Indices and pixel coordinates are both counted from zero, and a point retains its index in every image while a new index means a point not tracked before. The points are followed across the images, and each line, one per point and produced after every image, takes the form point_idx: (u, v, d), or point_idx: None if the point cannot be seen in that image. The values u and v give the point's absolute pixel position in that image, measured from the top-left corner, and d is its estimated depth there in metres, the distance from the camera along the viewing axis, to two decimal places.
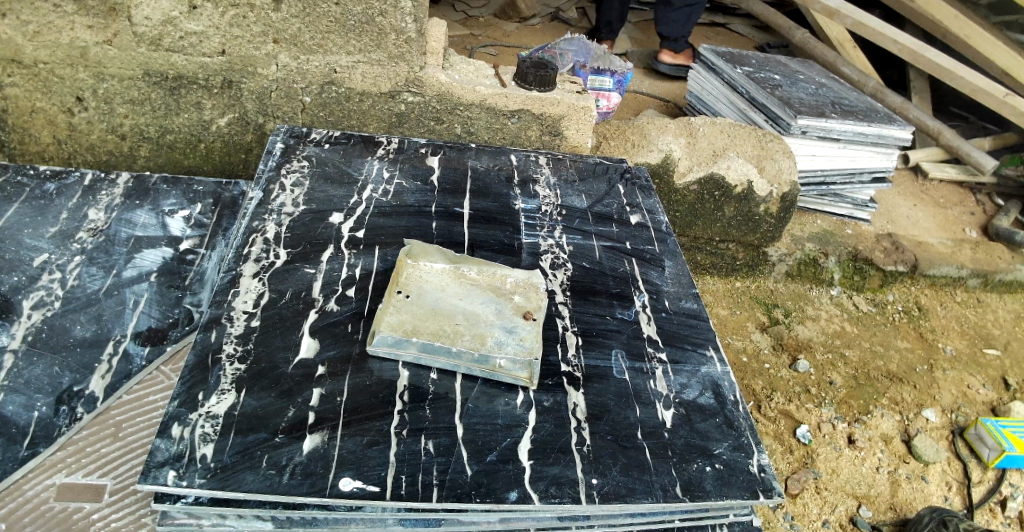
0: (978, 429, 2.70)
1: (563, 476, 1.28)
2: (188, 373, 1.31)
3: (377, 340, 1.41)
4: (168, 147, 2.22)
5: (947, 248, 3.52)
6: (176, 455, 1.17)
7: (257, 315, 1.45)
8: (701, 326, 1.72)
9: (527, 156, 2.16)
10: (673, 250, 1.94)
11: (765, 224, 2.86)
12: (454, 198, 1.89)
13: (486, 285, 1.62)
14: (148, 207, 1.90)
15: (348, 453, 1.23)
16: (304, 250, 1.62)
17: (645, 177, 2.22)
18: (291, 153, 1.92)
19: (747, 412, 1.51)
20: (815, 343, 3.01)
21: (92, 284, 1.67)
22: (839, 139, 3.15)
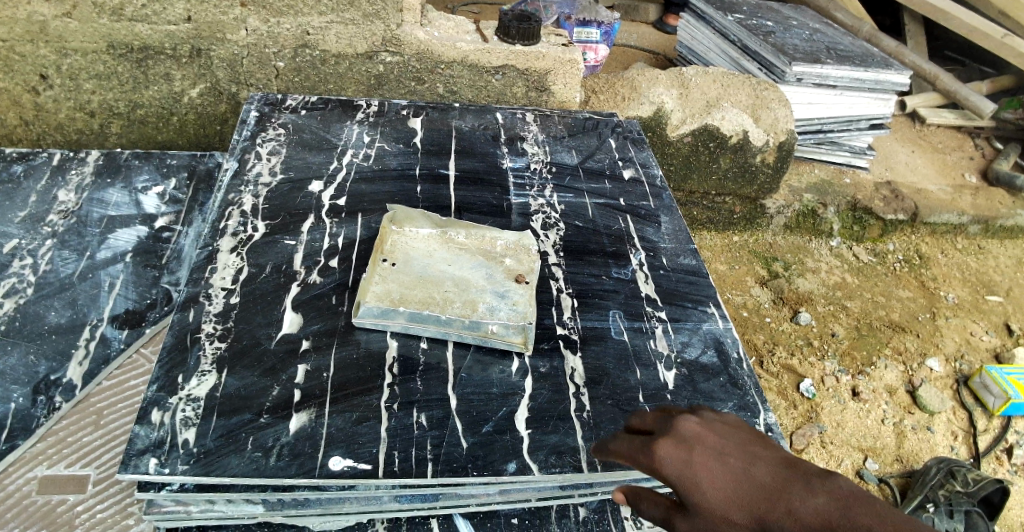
0: (983, 377, 2.68)
1: (563, 444, 1.24)
2: (166, 354, 1.25)
3: (363, 311, 1.36)
4: (139, 122, 2.12)
5: (947, 195, 3.45)
6: (157, 442, 1.13)
7: (236, 291, 1.38)
8: (701, 282, 1.66)
9: (514, 113, 2.07)
10: (669, 204, 1.87)
11: (761, 175, 2.79)
12: (439, 160, 1.81)
13: (475, 249, 1.56)
14: (120, 185, 1.82)
15: (337, 431, 1.19)
16: (284, 220, 1.55)
17: (636, 131, 2.13)
18: (266, 121, 1.81)
19: (751, 369, 1.47)
20: (816, 296, 2.95)
21: (65, 267, 1.60)
22: (835, 86, 3.06)
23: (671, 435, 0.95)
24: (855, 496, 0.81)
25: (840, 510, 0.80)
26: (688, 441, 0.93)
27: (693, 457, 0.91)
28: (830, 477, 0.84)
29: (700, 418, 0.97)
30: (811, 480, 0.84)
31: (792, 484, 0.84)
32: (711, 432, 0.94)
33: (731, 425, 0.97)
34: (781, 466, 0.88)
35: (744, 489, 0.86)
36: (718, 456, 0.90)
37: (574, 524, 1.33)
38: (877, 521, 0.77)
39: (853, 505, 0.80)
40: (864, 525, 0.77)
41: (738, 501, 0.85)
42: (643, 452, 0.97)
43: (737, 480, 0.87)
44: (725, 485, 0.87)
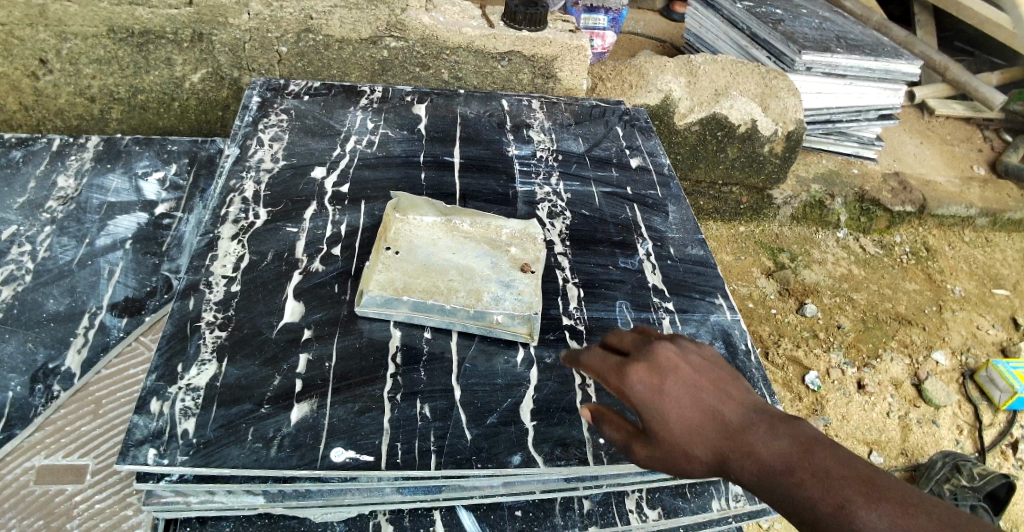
0: (989, 371, 2.65)
1: (569, 436, 1.23)
2: (165, 343, 1.23)
3: (366, 301, 1.34)
4: (139, 108, 2.09)
5: (955, 187, 3.42)
6: (156, 432, 1.11)
7: (237, 279, 1.36)
8: (708, 273, 1.64)
9: (519, 100, 2.03)
10: (677, 194, 1.84)
11: (769, 165, 2.75)
12: (443, 147, 1.78)
13: (480, 238, 1.53)
14: (120, 171, 1.79)
15: (339, 422, 1.17)
16: (286, 207, 1.52)
17: (644, 119, 2.09)
18: (269, 107, 1.78)
19: (759, 362, 1.46)
20: (822, 287, 2.92)
21: (64, 255, 1.58)
22: (844, 75, 3.01)
23: (646, 361, 1.00)
24: (816, 441, 0.88)
25: (800, 452, 0.86)
26: (661, 369, 0.98)
27: (663, 386, 0.96)
28: (795, 423, 0.90)
29: (676, 347, 1.02)
30: (777, 424, 0.91)
31: (757, 427, 0.91)
32: (685, 364, 0.99)
33: (704, 357, 1.01)
34: (748, 407, 0.94)
35: (709, 425, 0.92)
36: (688, 388, 0.95)
37: (578, 517, 1.31)
38: (835, 466, 0.83)
39: (813, 449, 0.86)
40: (821, 468, 0.84)
41: (702, 435, 0.92)
42: (615, 374, 1.01)
43: (705, 415, 0.93)
44: (692, 418, 0.93)
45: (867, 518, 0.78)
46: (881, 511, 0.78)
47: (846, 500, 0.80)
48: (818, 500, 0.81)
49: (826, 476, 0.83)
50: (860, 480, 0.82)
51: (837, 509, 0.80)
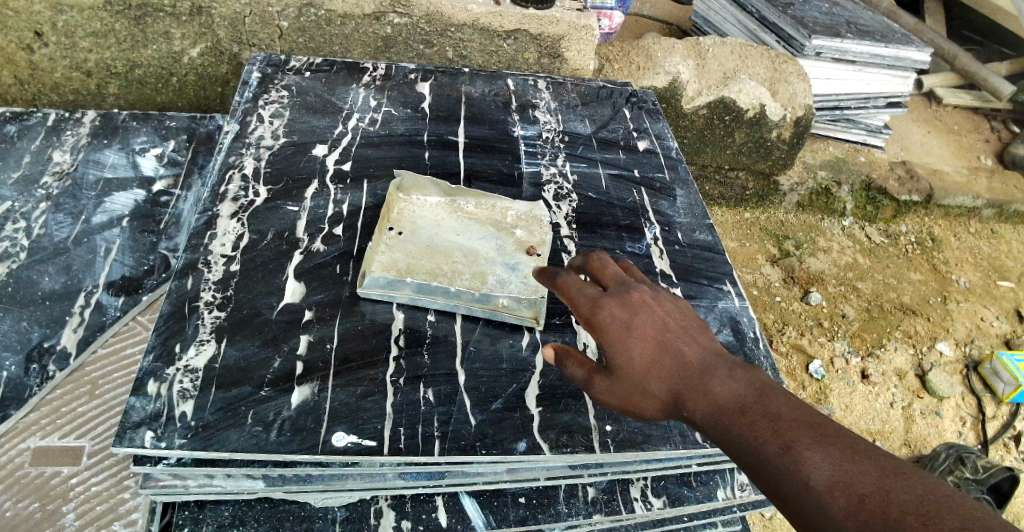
0: (993, 363, 2.64)
1: (575, 423, 1.22)
2: (163, 323, 1.20)
3: (368, 282, 1.31)
4: (137, 82, 2.05)
5: (962, 177, 3.38)
6: (153, 415, 1.08)
7: (236, 259, 1.33)
8: (716, 259, 1.63)
9: (525, 80, 1.95)
10: (685, 178, 1.81)
11: (777, 151, 2.72)
12: (448, 126, 1.73)
13: (485, 219, 1.50)
14: (117, 146, 1.74)
15: (340, 407, 1.15)
16: (287, 185, 1.48)
17: (652, 101, 2.04)
18: (269, 83, 1.71)
19: (767, 350, 1.48)
20: (828, 276, 2.88)
21: (59, 232, 1.54)
22: (854, 61, 2.96)
23: (619, 297, 1.01)
24: (771, 388, 0.90)
25: (755, 396, 0.89)
26: (633, 306, 0.99)
27: (632, 321, 0.97)
28: (754, 372, 0.93)
29: (652, 289, 1.03)
30: (736, 370, 0.93)
31: (717, 370, 0.93)
32: (658, 305, 1.00)
33: (678, 303, 1.03)
34: (711, 351, 0.96)
35: (671, 363, 0.94)
36: (656, 327, 0.97)
37: (582, 504, 1.29)
38: (787, 411, 0.86)
39: (768, 395, 0.89)
40: (773, 411, 0.86)
41: (662, 372, 0.94)
42: (586, 306, 1.02)
43: (668, 353, 0.95)
44: (655, 355, 0.95)
45: (810, 456, 0.80)
46: (824, 450, 0.80)
47: (792, 439, 0.82)
48: (764, 438, 0.84)
49: (776, 418, 0.85)
50: (808, 424, 0.84)
51: (781, 447, 0.82)
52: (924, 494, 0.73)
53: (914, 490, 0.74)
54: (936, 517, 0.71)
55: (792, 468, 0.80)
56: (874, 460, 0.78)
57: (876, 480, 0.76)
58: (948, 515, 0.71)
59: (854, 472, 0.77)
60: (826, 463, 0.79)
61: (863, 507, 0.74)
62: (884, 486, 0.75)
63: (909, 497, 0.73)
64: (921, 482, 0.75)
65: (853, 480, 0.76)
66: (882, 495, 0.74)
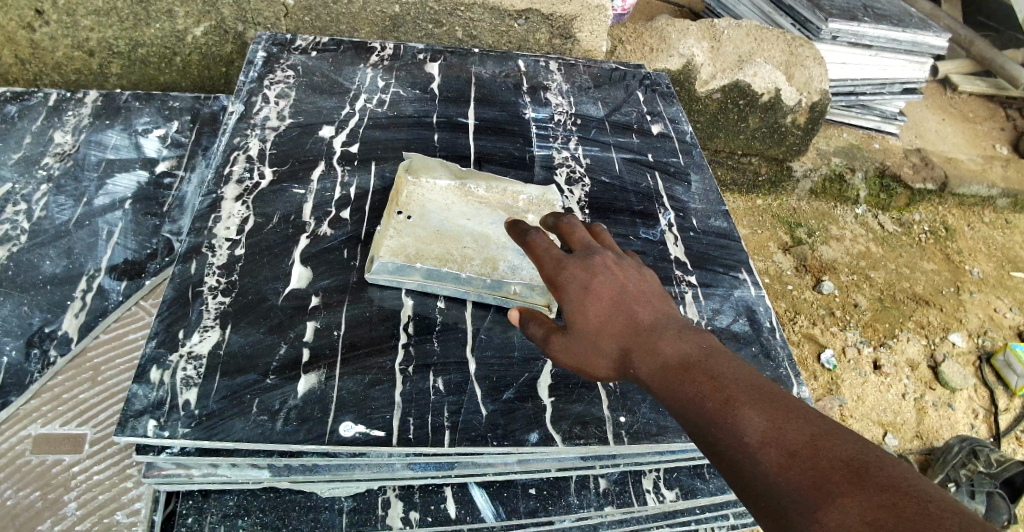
0: (1007, 355, 2.59)
1: (588, 414, 1.19)
2: (166, 308, 1.17)
3: (377, 268, 1.27)
4: (140, 62, 2.00)
5: (977, 165, 3.31)
6: (156, 403, 1.06)
7: (241, 242, 1.29)
8: (732, 246, 1.59)
9: (536, 60, 1.90)
10: (700, 163, 1.76)
11: (791, 137, 2.66)
12: (457, 107, 1.69)
13: (495, 204, 1.47)
14: (120, 127, 1.70)
15: (348, 395, 1.12)
16: (293, 168, 1.44)
17: (666, 83, 1.98)
18: (275, 62, 1.67)
19: (784, 340, 1.44)
20: (840, 264, 2.83)
21: (61, 215, 1.51)
22: (871, 46, 2.89)
23: (583, 259, 1.02)
24: (717, 351, 0.92)
25: (701, 357, 0.90)
26: (595, 268, 1.00)
27: (593, 282, 0.98)
28: (703, 337, 0.94)
29: (616, 255, 1.04)
30: (686, 333, 0.94)
31: (668, 332, 0.94)
32: (619, 269, 1.01)
33: (640, 270, 1.04)
34: (665, 315, 0.98)
35: (625, 324, 0.96)
36: (615, 290, 0.98)
37: (594, 496, 1.27)
38: (729, 371, 0.88)
39: (714, 358, 0.90)
40: (716, 372, 0.88)
41: (614, 332, 0.96)
42: (549, 265, 1.03)
43: (622, 314, 0.96)
44: (611, 316, 0.96)
45: (747, 414, 0.82)
46: (759, 409, 0.82)
47: (732, 397, 0.84)
48: (704, 395, 0.86)
49: (719, 379, 0.87)
50: (748, 385, 0.85)
51: (721, 404, 0.84)
52: (852, 452, 0.75)
53: (843, 448, 0.76)
54: (863, 472, 0.72)
55: (728, 424, 0.82)
56: (807, 419, 0.80)
57: (808, 437, 0.77)
58: (874, 470, 0.73)
59: (788, 429, 0.79)
60: (762, 421, 0.80)
61: (793, 461, 0.76)
62: (814, 442, 0.77)
63: (837, 454, 0.75)
64: (850, 441, 0.77)
65: (785, 437, 0.78)
66: (813, 450, 0.76)
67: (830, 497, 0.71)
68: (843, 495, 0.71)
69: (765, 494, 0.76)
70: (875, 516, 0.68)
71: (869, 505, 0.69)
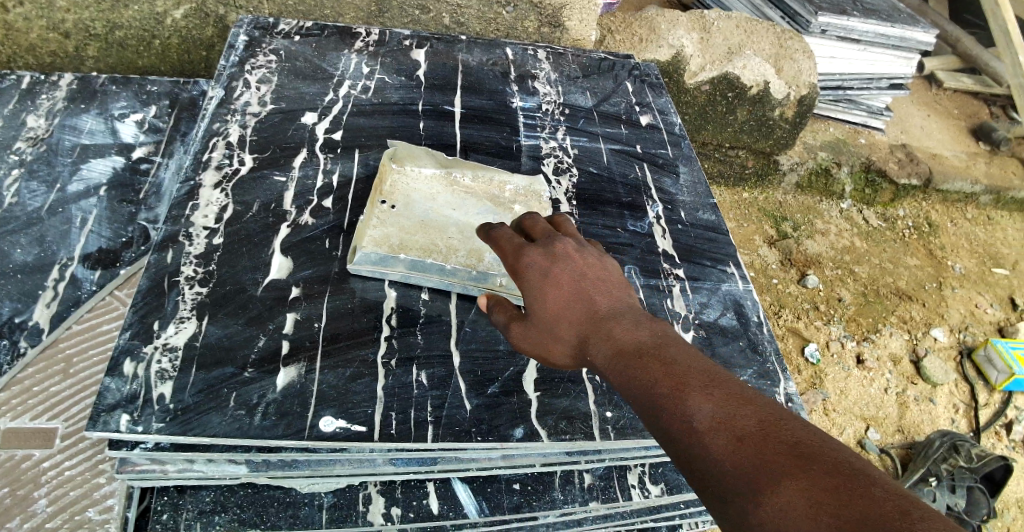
0: (988, 351, 2.62)
1: (574, 409, 1.18)
2: (140, 299, 1.14)
3: (359, 258, 1.24)
4: (118, 45, 1.94)
5: (961, 162, 3.32)
6: (129, 397, 1.02)
7: (220, 231, 1.26)
8: (720, 240, 1.58)
9: (524, 49, 1.86)
10: (688, 155, 1.75)
11: (778, 130, 2.65)
12: (444, 95, 1.65)
13: (482, 194, 1.44)
14: (95, 111, 1.65)
15: (328, 389, 1.10)
16: (274, 155, 1.41)
17: (655, 74, 1.96)
18: (256, 46, 1.62)
19: (771, 334, 1.43)
20: (825, 258, 2.83)
21: (32, 201, 1.47)
22: (859, 41, 2.88)
23: (546, 247, 1.02)
24: (673, 340, 0.91)
25: (655, 344, 0.89)
26: (556, 256, 1.00)
27: (553, 270, 0.99)
28: (659, 326, 0.93)
29: (579, 245, 1.04)
30: (643, 321, 0.93)
31: (624, 319, 0.93)
32: (580, 257, 1.01)
33: (603, 259, 1.04)
34: (624, 304, 0.97)
35: (583, 312, 0.96)
36: (575, 278, 0.98)
37: (578, 491, 1.25)
38: (682, 357, 0.87)
39: (669, 345, 0.89)
40: (670, 358, 0.87)
41: (573, 318, 0.95)
42: (512, 254, 1.04)
43: (580, 301, 0.96)
44: (569, 303, 0.96)
45: (696, 398, 0.80)
46: (709, 394, 0.80)
47: (683, 382, 0.82)
48: (656, 380, 0.84)
49: (671, 364, 0.85)
50: (700, 372, 0.84)
51: (672, 388, 0.82)
52: (799, 437, 0.73)
53: (791, 434, 0.74)
54: (809, 456, 0.71)
55: (677, 408, 0.80)
56: (757, 406, 0.78)
57: (756, 422, 0.76)
58: (820, 454, 0.71)
59: (736, 414, 0.77)
60: (711, 405, 0.79)
61: (740, 445, 0.74)
62: (762, 426, 0.75)
63: (784, 438, 0.73)
64: (798, 427, 0.75)
65: (733, 421, 0.76)
66: (760, 435, 0.74)
67: (774, 480, 0.70)
68: (787, 479, 0.69)
69: (711, 478, 0.74)
70: (817, 500, 0.67)
71: (812, 488, 0.68)
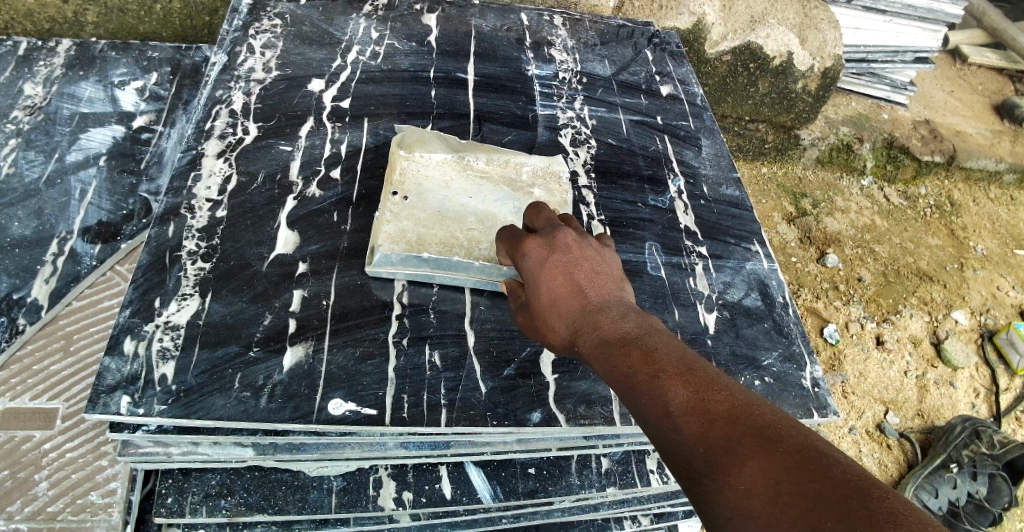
0: (1010, 334, 2.55)
1: (593, 393, 1.12)
2: (140, 274, 1.09)
3: (379, 260, 1.15)
4: (117, 10, 1.85)
5: (986, 139, 3.19)
6: (130, 377, 0.98)
7: (223, 203, 1.20)
8: (744, 216, 1.51)
9: (540, 14, 1.77)
10: (710, 127, 1.67)
11: (801, 104, 2.56)
12: (456, 62, 1.58)
13: (498, 178, 1.36)
14: (94, 79, 1.58)
15: (337, 370, 1.05)
16: (279, 123, 1.34)
17: (676, 42, 1.87)
18: (260, 10, 1.54)
19: (797, 316, 1.37)
20: (845, 237, 2.75)
21: (31, 172, 1.41)
22: (886, 11, 2.77)
23: (544, 237, 0.97)
24: (659, 331, 0.84)
25: (639, 334, 0.83)
26: (553, 246, 0.95)
27: (548, 260, 0.93)
28: (648, 315, 0.87)
29: (578, 234, 0.98)
30: (631, 312, 0.87)
31: (611, 309, 0.87)
32: (577, 248, 0.95)
33: (602, 251, 0.97)
34: (615, 295, 0.90)
35: (571, 300, 0.90)
36: (567, 267, 0.92)
37: (595, 477, 1.21)
38: (665, 347, 0.80)
39: (655, 335, 0.83)
40: (652, 346, 0.80)
41: (562, 307, 0.90)
42: (513, 246, 0.99)
43: (569, 291, 0.90)
44: (558, 292, 0.91)
45: (674, 384, 0.74)
46: (688, 383, 0.74)
47: (662, 369, 0.76)
48: (635, 367, 0.78)
49: (651, 349, 0.80)
50: (680, 357, 0.78)
51: (649, 375, 0.76)
52: (771, 420, 0.68)
53: (765, 418, 0.69)
54: (777, 438, 0.66)
55: (652, 393, 0.75)
56: (735, 394, 0.72)
57: (730, 407, 0.70)
58: (789, 435, 0.66)
59: (711, 398, 0.72)
60: (688, 391, 0.73)
61: (713, 431, 0.69)
62: (737, 413, 0.69)
63: (757, 424, 0.68)
64: (774, 413, 0.70)
65: (707, 405, 0.71)
66: (734, 420, 0.69)
67: (739, 465, 0.65)
68: (755, 462, 0.64)
69: (682, 463, 0.70)
70: (781, 482, 0.62)
71: (778, 472, 0.63)
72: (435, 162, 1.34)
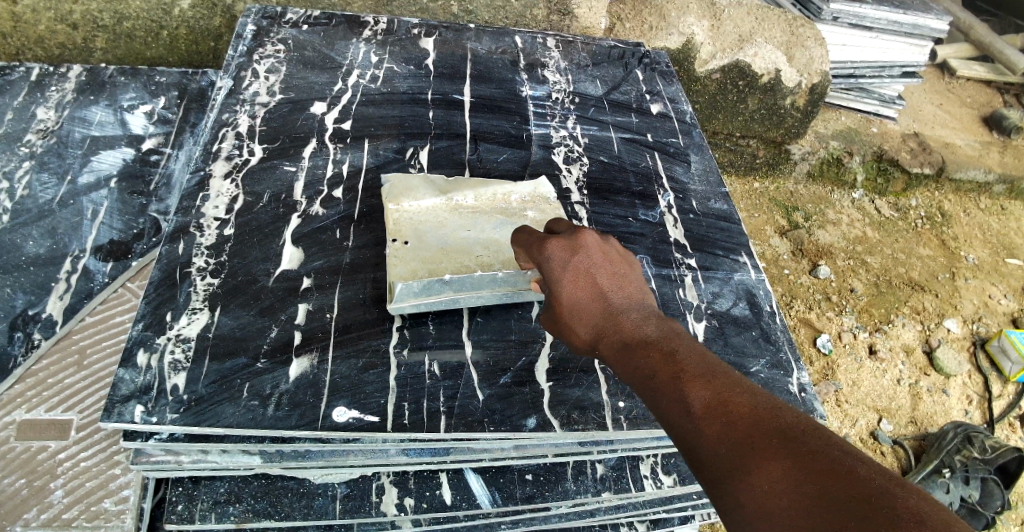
0: (1001, 342, 2.59)
1: (586, 399, 1.17)
2: (152, 289, 1.14)
3: (400, 295, 1.16)
4: (125, 36, 1.92)
5: (975, 151, 3.24)
6: (143, 387, 1.03)
7: (230, 222, 1.25)
8: (732, 229, 1.56)
9: (534, 37, 1.84)
10: (699, 143, 1.73)
11: (790, 119, 2.62)
12: (453, 84, 1.64)
13: (489, 210, 1.36)
14: (104, 103, 1.64)
15: (341, 379, 1.10)
16: (283, 145, 1.40)
17: (665, 62, 1.93)
18: (264, 36, 1.61)
19: (784, 324, 1.42)
20: (837, 249, 2.80)
21: (44, 194, 1.47)
22: (871, 28, 2.85)
23: (568, 238, 1.00)
24: (681, 336, 0.89)
25: (661, 339, 0.88)
26: (576, 248, 0.98)
27: (571, 262, 0.97)
28: (668, 320, 0.92)
29: (600, 237, 1.02)
30: (653, 318, 0.92)
31: (634, 314, 0.92)
32: (599, 251, 0.99)
33: (623, 255, 1.01)
34: (637, 300, 0.95)
35: (594, 305, 0.94)
36: (591, 270, 0.96)
37: (591, 482, 1.25)
38: (687, 351, 0.85)
39: (677, 339, 0.88)
40: (674, 350, 0.86)
41: (585, 310, 0.94)
42: (535, 248, 1.02)
43: (592, 295, 0.95)
44: (582, 296, 0.95)
45: (694, 387, 0.79)
46: (708, 386, 0.79)
47: (683, 372, 0.82)
48: (657, 370, 0.84)
49: (672, 354, 0.85)
50: (701, 362, 0.83)
51: (671, 378, 0.82)
52: (791, 421, 0.73)
53: (783, 419, 0.73)
54: (797, 438, 0.70)
55: (675, 395, 0.80)
56: (755, 396, 0.77)
57: (750, 409, 0.75)
58: (805, 435, 0.71)
59: (731, 400, 0.77)
60: (708, 393, 0.78)
61: (732, 431, 0.74)
62: (757, 415, 0.74)
63: (777, 424, 0.73)
64: (792, 415, 0.74)
65: (728, 407, 0.76)
66: (753, 421, 0.74)
67: (759, 464, 0.70)
68: (775, 462, 0.69)
69: (702, 459, 0.75)
70: (800, 479, 0.67)
71: (795, 470, 0.68)
72: (425, 207, 1.33)
